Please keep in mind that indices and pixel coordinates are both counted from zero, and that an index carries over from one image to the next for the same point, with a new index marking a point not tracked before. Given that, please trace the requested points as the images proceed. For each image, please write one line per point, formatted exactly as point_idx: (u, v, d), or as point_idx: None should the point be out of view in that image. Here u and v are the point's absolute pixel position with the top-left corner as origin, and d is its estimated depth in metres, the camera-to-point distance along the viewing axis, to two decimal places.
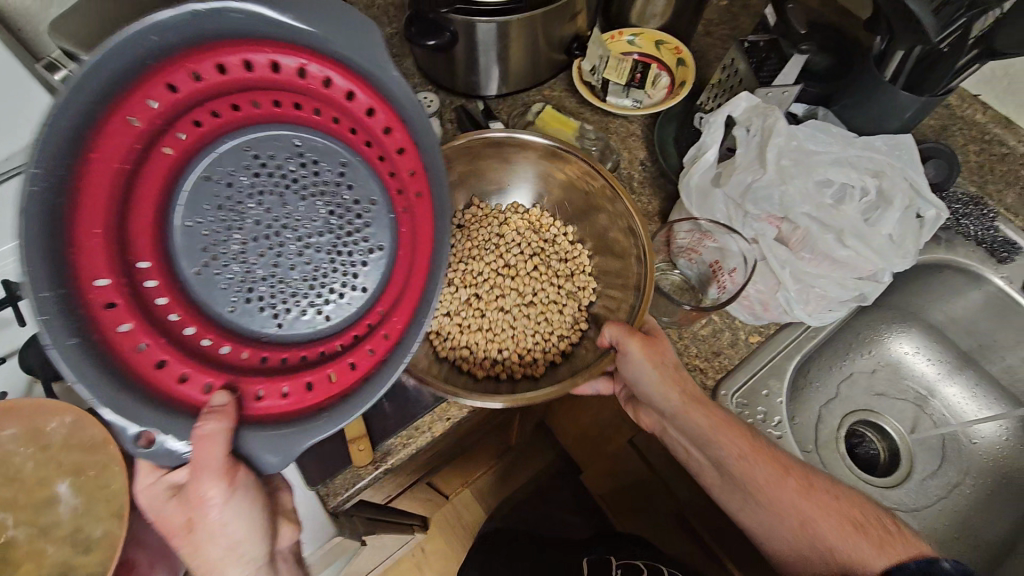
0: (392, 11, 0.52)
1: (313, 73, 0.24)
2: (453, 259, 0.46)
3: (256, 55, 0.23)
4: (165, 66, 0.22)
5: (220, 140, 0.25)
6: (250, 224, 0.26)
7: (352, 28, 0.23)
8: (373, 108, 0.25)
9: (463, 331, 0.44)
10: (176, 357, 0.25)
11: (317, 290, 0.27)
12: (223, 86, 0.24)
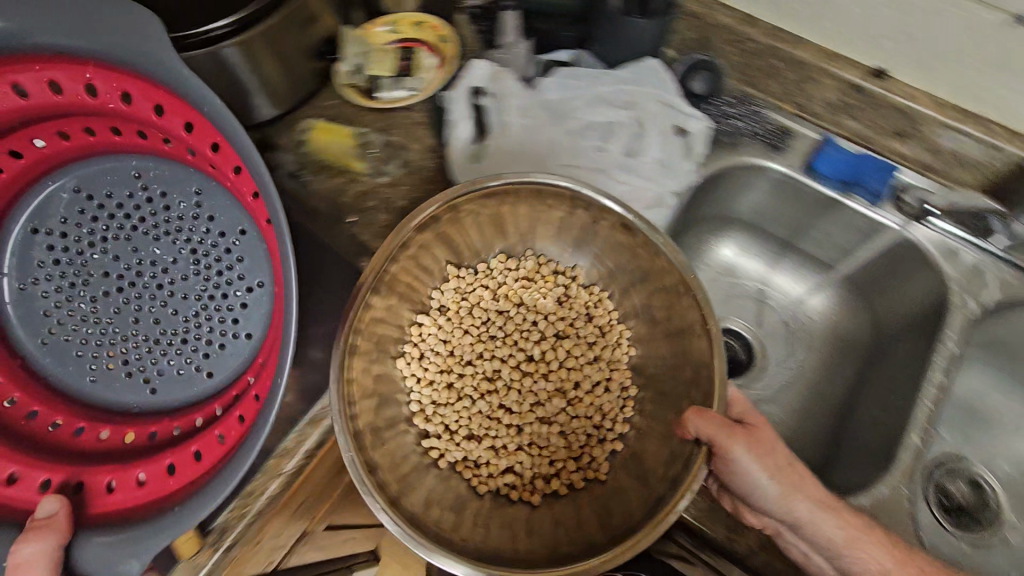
0: None
1: (114, 99, 0.35)
2: (463, 362, 0.50)
3: (48, 83, 0.35)
4: (12, 102, 0.35)
5: (44, 182, 0.40)
6: (101, 305, 0.41)
7: (133, 33, 0.32)
8: (187, 123, 0.36)
9: (505, 453, 0.48)
10: (24, 465, 0.36)
11: (194, 346, 0.42)
12: (34, 113, 0.36)
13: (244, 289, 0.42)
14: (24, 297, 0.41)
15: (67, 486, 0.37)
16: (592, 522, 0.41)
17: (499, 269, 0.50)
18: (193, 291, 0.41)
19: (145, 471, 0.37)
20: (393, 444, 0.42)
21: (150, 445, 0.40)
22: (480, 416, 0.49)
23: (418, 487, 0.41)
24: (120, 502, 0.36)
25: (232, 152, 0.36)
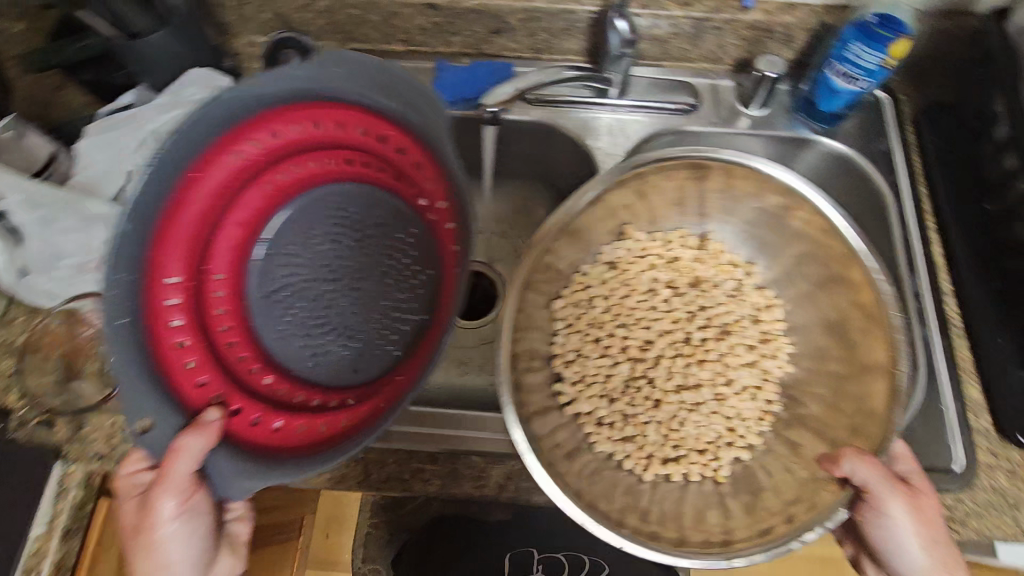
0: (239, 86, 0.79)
1: (348, 132, 0.63)
2: (641, 341, 0.72)
3: (299, 118, 0.60)
4: (246, 128, 0.58)
5: (270, 234, 0.67)
6: (300, 300, 0.67)
7: (355, 78, 0.59)
8: (402, 146, 0.64)
9: (652, 410, 0.69)
10: (209, 379, 0.58)
11: (344, 364, 0.66)
12: (289, 148, 0.63)
13: (420, 289, 0.69)
14: (265, 281, 0.67)
15: (237, 411, 0.58)
16: (689, 523, 0.62)
17: (675, 242, 0.74)
18: (386, 305, 0.68)
19: (277, 423, 0.59)
20: (557, 424, 0.66)
21: (290, 436, 0.58)
22: (647, 440, 0.67)
23: (564, 438, 0.65)
24: (283, 440, 0.58)
25: (412, 152, 0.64)
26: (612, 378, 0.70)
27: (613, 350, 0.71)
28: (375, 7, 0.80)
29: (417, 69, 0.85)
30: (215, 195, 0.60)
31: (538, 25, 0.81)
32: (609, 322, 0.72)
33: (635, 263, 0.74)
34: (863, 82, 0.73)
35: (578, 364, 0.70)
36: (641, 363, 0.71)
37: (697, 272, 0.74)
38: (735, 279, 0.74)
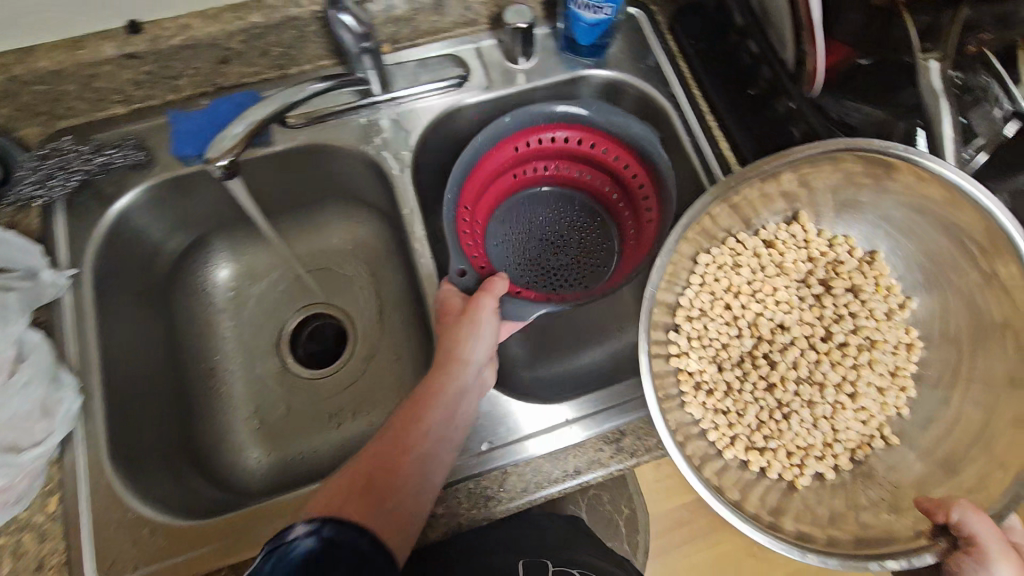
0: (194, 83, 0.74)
1: (596, 165, 0.77)
2: (805, 321, 0.73)
3: (558, 135, 0.74)
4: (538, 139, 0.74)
5: (545, 188, 0.81)
6: (547, 242, 0.80)
7: (612, 114, 0.71)
8: (638, 173, 0.74)
9: (779, 410, 0.70)
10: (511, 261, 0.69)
11: (587, 275, 0.79)
12: (573, 150, 0.76)
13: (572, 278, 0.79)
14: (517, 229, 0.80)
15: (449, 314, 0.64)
16: (788, 510, 0.62)
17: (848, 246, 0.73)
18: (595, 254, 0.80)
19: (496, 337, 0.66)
20: (692, 441, 0.64)
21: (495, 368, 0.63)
22: (749, 380, 0.71)
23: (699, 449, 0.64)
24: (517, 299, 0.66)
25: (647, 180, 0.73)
26: (730, 346, 0.72)
27: (742, 321, 0.73)
28: (62, 74, 0.67)
29: (151, 128, 0.74)
30: (498, 170, 0.75)
31: (266, 41, 0.72)
32: (744, 296, 0.73)
33: (788, 244, 0.73)
34: (607, 8, 0.72)
35: (699, 331, 0.71)
36: (768, 344, 0.73)
37: (855, 282, 0.73)
38: (888, 304, 0.72)
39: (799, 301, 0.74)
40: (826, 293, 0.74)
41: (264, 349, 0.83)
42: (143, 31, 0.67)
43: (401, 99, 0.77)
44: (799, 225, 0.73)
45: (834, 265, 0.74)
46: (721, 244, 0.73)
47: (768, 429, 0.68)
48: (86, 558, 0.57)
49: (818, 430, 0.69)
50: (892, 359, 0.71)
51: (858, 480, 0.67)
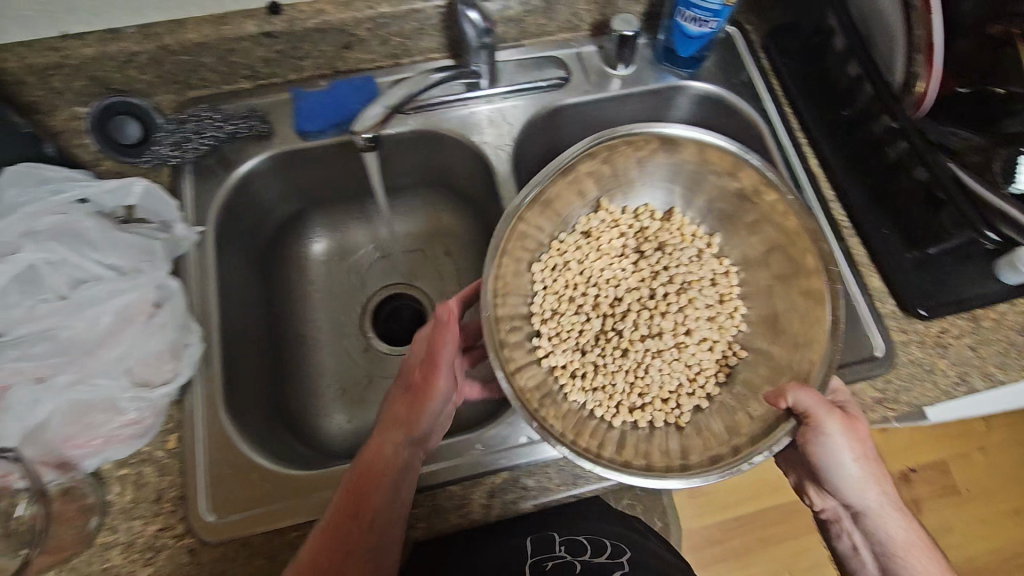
0: (318, 65, 0.79)
1: None
2: (598, 287, 0.78)
3: None
4: None
5: None
6: None
7: None
8: None
9: (639, 371, 0.74)
10: None
11: None
12: None
13: None
14: None
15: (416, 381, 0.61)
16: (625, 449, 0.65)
17: (645, 218, 0.78)
18: None
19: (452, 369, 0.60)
20: (560, 410, 0.67)
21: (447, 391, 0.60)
22: (604, 344, 0.75)
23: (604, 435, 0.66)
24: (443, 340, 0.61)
25: None
26: (585, 333, 0.76)
27: (586, 306, 0.77)
28: (205, 47, 0.72)
29: (274, 104, 0.79)
30: None
31: (388, 31, 0.77)
32: (580, 291, 0.77)
33: (603, 232, 0.78)
34: (713, 22, 0.75)
35: (550, 326, 0.74)
36: (612, 319, 0.77)
37: (663, 240, 0.78)
38: (696, 247, 0.78)
39: (645, 270, 0.79)
40: (661, 248, 0.79)
41: (352, 323, 0.86)
42: (282, 13, 0.72)
43: (504, 95, 0.81)
44: (604, 211, 0.78)
45: (655, 239, 0.79)
46: (551, 248, 0.76)
47: (637, 387, 0.72)
48: (203, 496, 0.61)
49: (682, 374, 0.73)
50: (716, 288, 0.77)
51: (727, 398, 0.70)
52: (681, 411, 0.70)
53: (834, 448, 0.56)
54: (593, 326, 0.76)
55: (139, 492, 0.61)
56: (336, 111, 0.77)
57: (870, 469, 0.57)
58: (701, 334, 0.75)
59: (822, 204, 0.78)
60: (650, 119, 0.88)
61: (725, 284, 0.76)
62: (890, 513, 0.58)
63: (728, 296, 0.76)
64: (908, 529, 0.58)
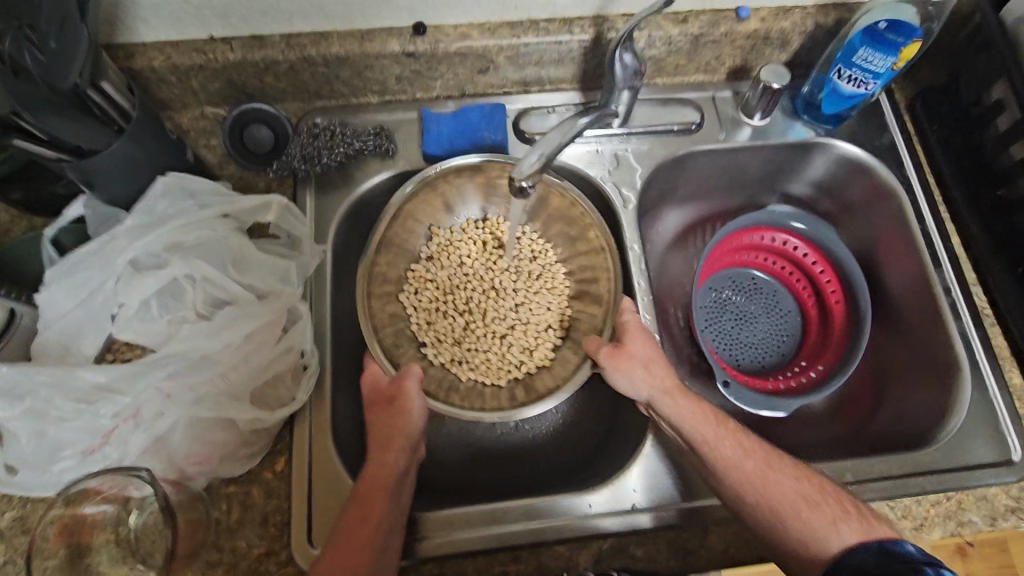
0: (447, 86, 0.77)
1: (801, 252, 0.87)
2: (451, 289, 0.80)
3: (771, 234, 0.88)
4: (750, 235, 0.88)
5: (753, 271, 0.90)
6: (754, 334, 0.88)
7: (816, 221, 0.86)
8: (829, 271, 0.85)
9: (486, 349, 0.78)
10: (730, 365, 0.86)
11: (785, 373, 0.85)
12: (774, 250, 0.89)
13: (758, 361, 0.86)
14: (724, 313, 0.88)
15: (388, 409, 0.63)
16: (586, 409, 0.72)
17: (467, 227, 0.81)
18: (786, 345, 0.87)
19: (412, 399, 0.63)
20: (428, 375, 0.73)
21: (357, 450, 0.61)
22: (462, 331, 0.79)
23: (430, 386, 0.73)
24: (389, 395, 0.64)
25: (840, 284, 0.85)
26: (447, 330, 0.78)
27: (446, 305, 0.79)
28: (345, 61, 0.71)
29: (401, 122, 0.77)
30: (731, 252, 0.89)
31: (526, 60, 0.75)
32: (451, 301, 0.79)
33: (448, 254, 0.80)
34: (872, 84, 0.72)
35: (434, 330, 0.78)
36: (472, 313, 0.80)
37: (470, 239, 0.81)
38: (486, 234, 0.81)
39: (480, 264, 0.81)
40: (477, 244, 0.81)
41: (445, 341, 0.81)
42: (426, 33, 0.70)
43: (634, 135, 0.78)
44: (438, 235, 0.80)
45: (480, 242, 0.81)
46: (411, 276, 0.78)
47: (511, 366, 0.77)
48: (308, 525, 0.60)
49: (469, 332, 0.79)
50: (533, 259, 0.82)
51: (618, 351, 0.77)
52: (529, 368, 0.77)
53: (631, 363, 0.65)
54: (477, 305, 0.80)
55: (246, 514, 0.60)
56: (464, 136, 0.76)
57: (649, 371, 0.65)
58: (506, 303, 0.80)
59: (962, 285, 0.74)
60: (777, 170, 0.85)
61: (542, 258, 0.81)
62: (665, 398, 0.63)
63: (546, 261, 0.81)
64: (699, 413, 0.62)
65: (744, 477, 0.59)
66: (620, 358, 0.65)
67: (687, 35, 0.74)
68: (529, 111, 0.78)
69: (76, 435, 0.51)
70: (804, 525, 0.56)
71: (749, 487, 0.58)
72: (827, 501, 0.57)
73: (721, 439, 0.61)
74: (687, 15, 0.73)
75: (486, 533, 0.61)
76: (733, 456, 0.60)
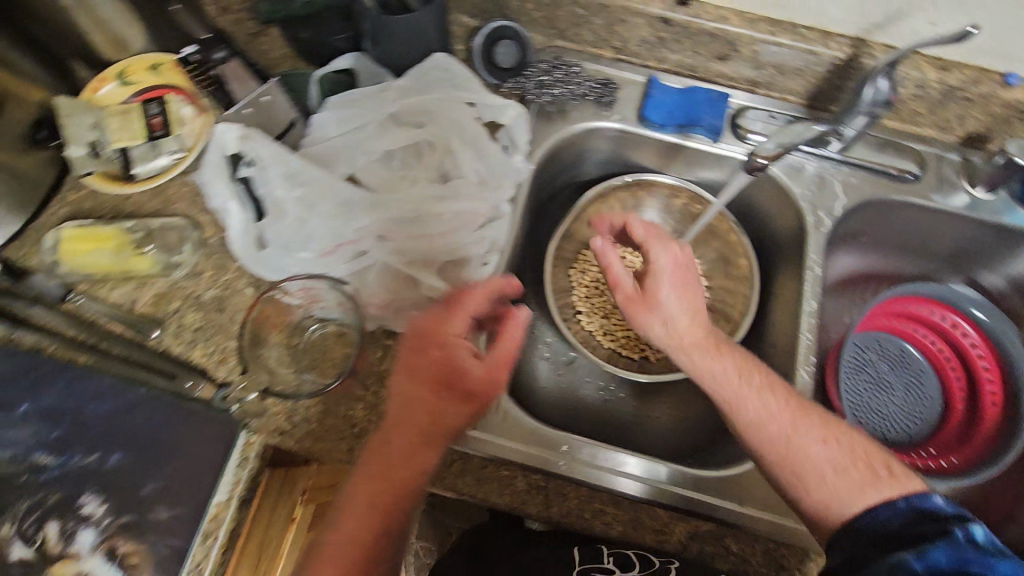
0: (682, 65, 0.80)
1: (971, 341, 0.84)
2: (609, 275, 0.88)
3: (943, 313, 0.86)
4: (920, 305, 0.87)
5: (910, 343, 0.86)
6: (890, 404, 0.84)
7: (999, 317, 0.83)
8: (995, 369, 0.82)
9: (628, 337, 0.85)
10: (859, 422, 0.83)
11: (913, 452, 0.82)
12: (941, 330, 0.86)
13: (887, 431, 0.83)
14: (866, 371, 0.85)
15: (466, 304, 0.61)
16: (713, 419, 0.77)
17: None
18: (922, 428, 0.83)
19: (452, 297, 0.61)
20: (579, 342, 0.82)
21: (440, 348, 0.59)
22: (611, 314, 0.86)
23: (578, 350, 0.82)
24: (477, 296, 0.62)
25: (1003, 386, 0.80)
26: (597, 310, 0.87)
27: (602, 288, 0.87)
28: (604, 9, 0.74)
29: (627, 81, 0.80)
30: (893, 314, 0.87)
31: (769, 59, 0.75)
32: (606, 283, 0.87)
33: None
34: None
35: (589, 303, 0.87)
36: (622, 301, 0.87)
37: None
38: None
39: None
40: None
41: (587, 308, 0.87)
42: (689, 5, 0.73)
43: (845, 166, 0.78)
44: None
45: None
46: (580, 258, 0.88)
47: (646, 352, 0.85)
48: None
49: (615, 315, 0.86)
50: None
51: None
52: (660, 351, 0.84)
53: (658, 322, 0.65)
54: None
55: (395, 367, 0.66)
56: (682, 111, 0.77)
57: (669, 329, 0.64)
58: None
59: None
60: (975, 250, 0.82)
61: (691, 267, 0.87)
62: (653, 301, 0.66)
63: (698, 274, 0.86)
64: (717, 366, 0.62)
65: (757, 436, 0.59)
66: (633, 310, 0.67)
67: (944, 84, 0.72)
68: (750, 109, 0.79)
69: (315, 234, 0.60)
70: (831, 505, 0.55)
71: (790, 453, 0.58)
72: (859, 467, 0.56)
73: (681, 338, 0.64)
74: (952, 63, 0.71)
75: (585, 469, 0.63)
76: (784, 411, 0.59)
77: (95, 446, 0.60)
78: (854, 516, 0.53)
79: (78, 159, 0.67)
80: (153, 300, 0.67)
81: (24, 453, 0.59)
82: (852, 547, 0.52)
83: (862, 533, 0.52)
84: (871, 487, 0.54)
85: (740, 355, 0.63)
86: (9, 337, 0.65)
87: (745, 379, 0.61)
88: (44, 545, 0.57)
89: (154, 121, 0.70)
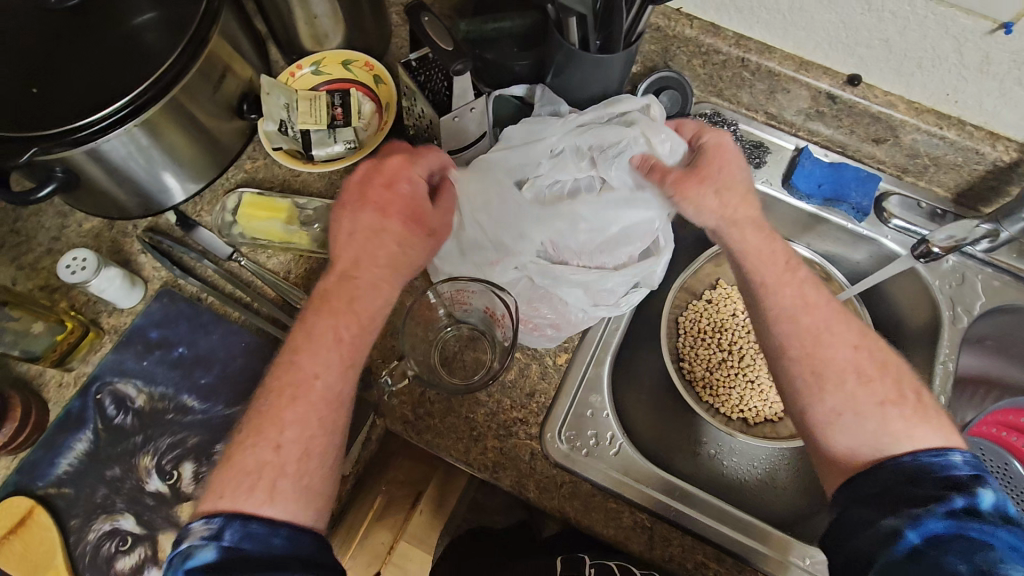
0: (832, 142, 0.81)
1: None
2: (717, 329, 0.88)
3: None
4: None
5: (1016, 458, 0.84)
6: None
7: None
8: None
9: (728, 394, 0.85)
10: None
11: None
12: None
13: None
14: None
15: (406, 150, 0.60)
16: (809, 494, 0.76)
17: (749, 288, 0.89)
18: None
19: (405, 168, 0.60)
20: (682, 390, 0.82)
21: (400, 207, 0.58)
22: (714, 368, 0.86)
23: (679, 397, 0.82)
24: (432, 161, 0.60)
25: None
26: (702, 361, 0.87)
27: (709, 341, 0.87)
28: (772, 76, 0.76)
29: (777, 147, 0.82)
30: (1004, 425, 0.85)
31: (928, 151, 0.76)
32: (711, 338, 0.87)
33: (724, 302, 0.89)
34: None
35: (692, 354, 0.87)
36: (727, 358, 0.87)
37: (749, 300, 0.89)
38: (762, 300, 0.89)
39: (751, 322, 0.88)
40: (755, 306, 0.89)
41: (690, 357, 0.87)
42: (858, 86, 0.74)
43: (989, 268, 0.77)
44: (723, 287, 0.89)
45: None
46: (688, 308, 0.88)
47: (744, 413, 0.84)
48: (560, 422, 0.66)
49: (718, 370, 0.86)
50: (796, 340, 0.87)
51: None
52: (758, 414, 0.84)
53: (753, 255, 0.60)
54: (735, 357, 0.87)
55: (520, 380, 0.67)
56: (829, 186, 0.79)
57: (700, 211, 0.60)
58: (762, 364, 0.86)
59: None
60: None
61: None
62: (714, 197, 0.60)
63: None
64: (775, 263, 0.60)
65: (797, 370, 0.56)
66: (685, 187, 0.60)
67: None
68: (895, 194, 0.80)
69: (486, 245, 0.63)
70: (842, 417, 0.54)
71: (826, 372, 0.55)
72: (886, 383, 0.55)
73: (748, 239, 0.60)
74: None
75: (682, 509, 0.63)
76: (851, 354, 0.56)
77: (237, 399, 0.64)
78: (863, 469, 0.52)
79: (270, 133, 0.73)
80: (306, 273, 0.71)
81: (174, 392, 0.63)
82: (863, 494, 0.51)
83: (871, 481, 0.51)
84: (915, 425, 0.53)
85: (781, 250, 0.60)
86: (175, 282, 0.70)
87: (790, 266, 0.60)
88: (177, 483, 0.60)
89: (337, 111, 0.75)
